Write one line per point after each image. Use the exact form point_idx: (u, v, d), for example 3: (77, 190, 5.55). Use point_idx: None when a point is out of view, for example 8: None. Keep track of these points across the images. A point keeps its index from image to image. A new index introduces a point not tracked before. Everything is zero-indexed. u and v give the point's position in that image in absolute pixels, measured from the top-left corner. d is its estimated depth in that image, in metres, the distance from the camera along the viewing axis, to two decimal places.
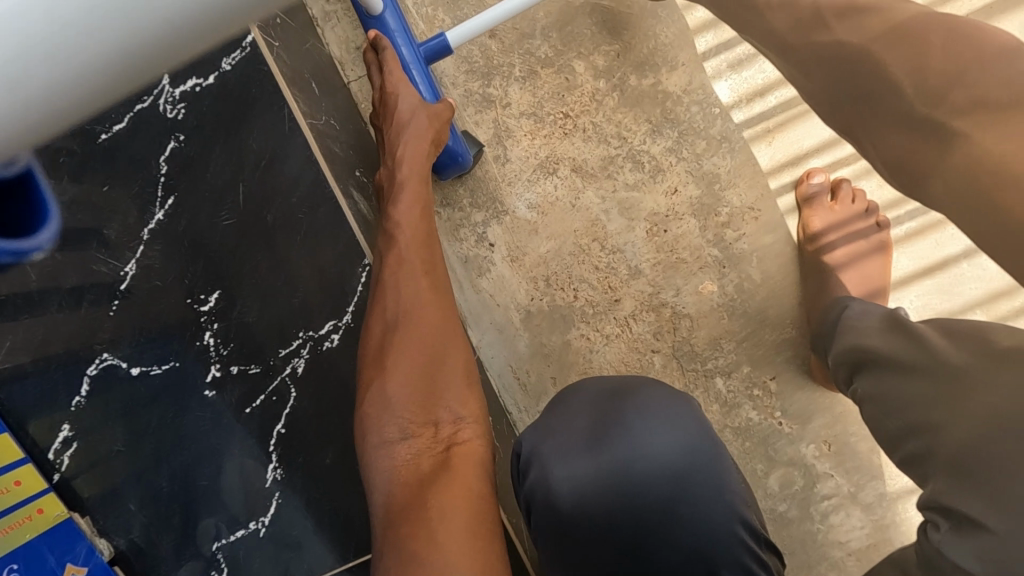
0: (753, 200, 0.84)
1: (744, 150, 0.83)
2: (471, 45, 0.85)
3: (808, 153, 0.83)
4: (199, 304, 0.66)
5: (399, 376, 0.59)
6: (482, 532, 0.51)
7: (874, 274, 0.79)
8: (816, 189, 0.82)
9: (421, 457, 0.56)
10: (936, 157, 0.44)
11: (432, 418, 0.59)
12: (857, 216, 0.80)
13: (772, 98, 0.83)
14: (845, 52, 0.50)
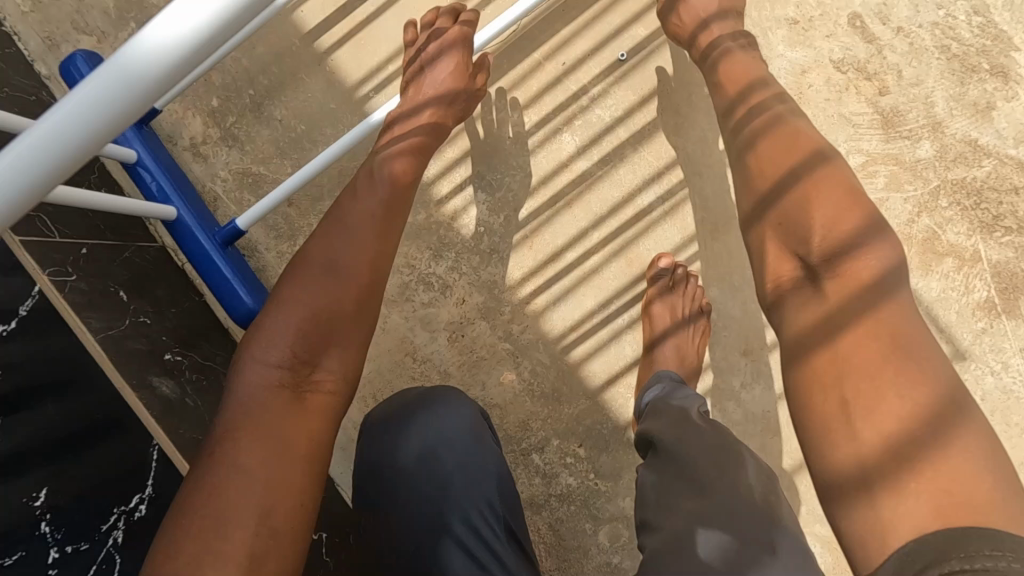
0: (528, 297, 0.97)
1: (513, 255, 0.97)
2: (275, 216, 1.02)
3: (565, 250, 0.97)
4: (34, 502, 0.64)
5: (318, 298, 0.61)
6: (303, 465, 0.54)
7: (690, 350, 0.93)
8: (661, 271, 0.94)
9: (278, 384, 0.57)
10: (807, 293, 0.64)
11: (310, 363, 0.59)
12: (689, 300, 0.94)
13: (523, 210, 0.97)
14: (780, 190, 0.68)
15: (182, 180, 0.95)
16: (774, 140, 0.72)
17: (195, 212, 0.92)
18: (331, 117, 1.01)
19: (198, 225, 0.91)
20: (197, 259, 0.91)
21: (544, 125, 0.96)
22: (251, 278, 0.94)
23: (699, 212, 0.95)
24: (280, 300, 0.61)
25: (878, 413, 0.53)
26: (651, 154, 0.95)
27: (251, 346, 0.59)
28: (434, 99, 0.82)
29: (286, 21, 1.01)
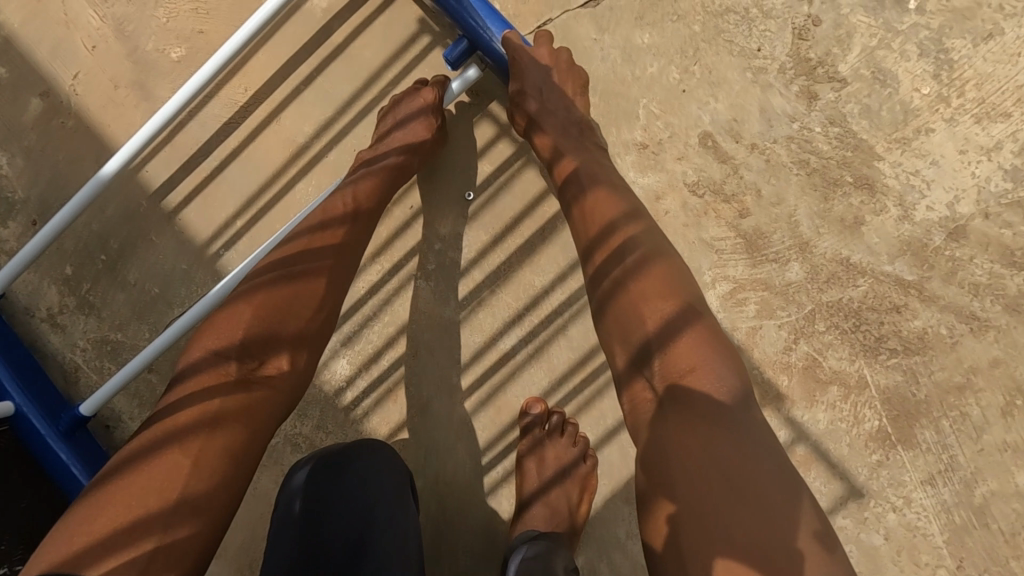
0: (398, 452, 0.92)
1: (379, 408, 0.93)
2: (140, 383, 1.00)
3: (431, 401, 0.92)
4: None
5: (248, 338, 0.60)
6: (234, 461, 0.55)
7: (562, 506, 0.86)
8: (532, 421, 0.87)
9: (229, 376, 0.59)
10: (652, 406, 0.59)
11: (265, 360, 0.61)
12: (562, 449, 0.87)
13: (384, 362, 0.93)
14: (644, 308, 0.62)
15: (24, 364, 0.95)
16: (637, 298, 0.62)
17: (35, 401, 0.92)
18: (185, 277, 0.98)
19: (39, 415, 0.91)
20: (37, 449, 0.91)
21: (396, 272, 0.92)
22: (97, 460, 0.93)
23: (565, 350, 0.90)
24: (187, 357, 0.61)
25: (706, 530, 0.51)
26: (509, 294, 0.91)
27: (162, 407, 0.58)
28: (399, 150, 0.82)
29: (135, 182, 0.99)
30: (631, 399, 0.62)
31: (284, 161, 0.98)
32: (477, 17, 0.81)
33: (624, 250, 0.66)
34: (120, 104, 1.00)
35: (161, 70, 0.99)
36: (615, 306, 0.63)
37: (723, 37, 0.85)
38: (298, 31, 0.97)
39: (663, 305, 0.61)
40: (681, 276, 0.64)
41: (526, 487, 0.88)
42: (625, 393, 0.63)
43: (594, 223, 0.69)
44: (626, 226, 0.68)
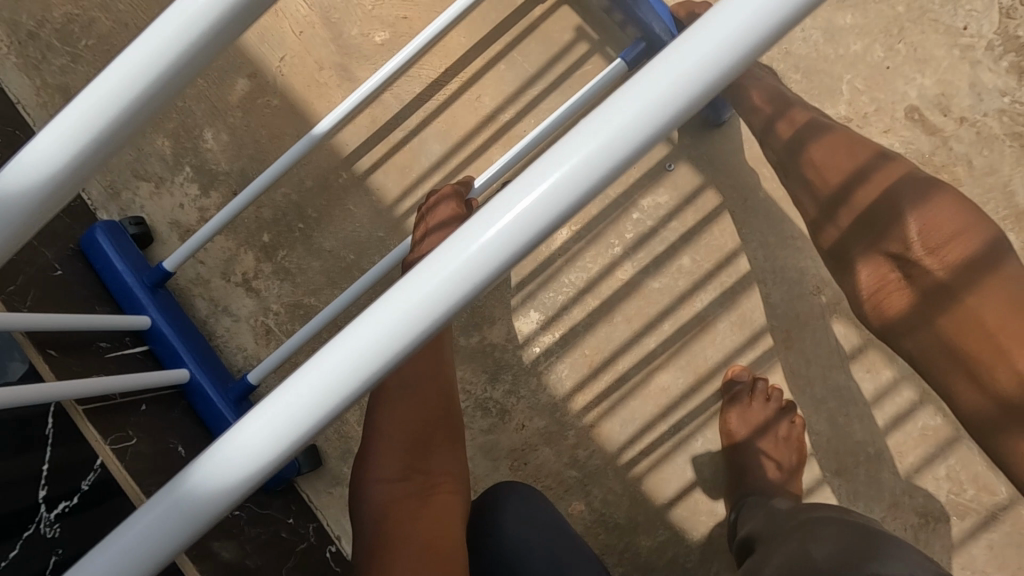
0: (594, 420, 0.92)
1: (573, 374, 0.93)
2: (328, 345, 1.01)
3: (628, 368, 0.92)
4: None
5: (411, 402, 0.70)
6: (454, 553, 0.59)
7: (778, 466, 0.86)
8: (740, 387, 0.88)
9: (400, 487, 0.65)
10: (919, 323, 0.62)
11: (423, 467, 0.67)
12: (773, 410, 0.87)
13: (580, 326, 0.93)
14: (910, 224, 0.62)
15: (195, 334, 0.98)
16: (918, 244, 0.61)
17: (211, 374, 0.93)
18: (379, 245, 1.02)
19: (211, 385, 0.92)
20: (211, 422, 0.92)
21: (593, 239, 0.93)
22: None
23: (766, 318, 0.90)
24: (374, 466, 0.67)
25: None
26: (708, 261, 0.91)
27: (366, 520, 0.64)
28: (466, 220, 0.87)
29: (330, 153, 1.04)
30: (936, 337, 0.61)
31: (472, 133, 1.02)
32: (664, 27, 0.86)
33: (889, 194, 0.65)
34: (322, 84, 1.06)
35: (364, 52, 1.05)
36: (909, 224, 0.61)
37: (928, 17, 0.88)
38: (492, 13, 1.02)
39: (949, 234, 0.60)
40: (959, 204, 0.62)
41: (735, 447, 0.88)
42: (927, 327, 0.62)
43: (835, 169, 0.70)
44: (884, 166, 0.68)
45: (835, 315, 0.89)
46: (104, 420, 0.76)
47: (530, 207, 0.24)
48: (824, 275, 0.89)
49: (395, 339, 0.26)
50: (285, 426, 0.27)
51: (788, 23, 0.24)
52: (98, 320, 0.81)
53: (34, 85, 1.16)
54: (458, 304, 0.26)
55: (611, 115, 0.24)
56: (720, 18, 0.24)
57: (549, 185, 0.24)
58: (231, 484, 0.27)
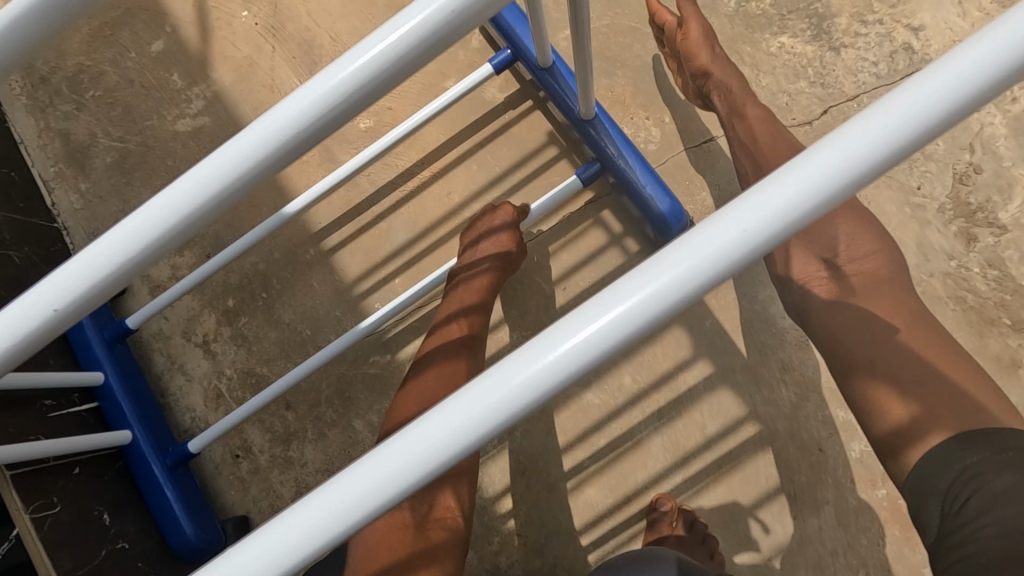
0: (520, 528, 0.92)
1: (505, 479, 0.93)
2: (273, 417, 1.02)
3: (559, 479, 0.92)
4: None
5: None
6: None
7: None
8: (662, 517, 0.87)
9: (405, 522, 0.65)
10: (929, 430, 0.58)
11: (430, 501, 0.68)
12: (697, 543, 0.84)
13: (517, 432, 0.94)
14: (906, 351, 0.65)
15: (144, 393, 1.00)
16: (869, 386, 0.60)
17: (152, 438, 0.95)
18: (336, 323, 1.04)
19: (151, 450, 0.94)
20: (146, 487, 0.93)
21: None
22: (197, 502, 0.95)
23: (702, 448, 0.90)
24: None
25: None
26: (648, 383, 0.92)
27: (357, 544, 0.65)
28: (492, 258, 0.90)
29: (301, 227, 1.07)
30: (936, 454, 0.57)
31: (437, 223, 1.04)
32: (616, 148, 0.90)
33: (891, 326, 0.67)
34: (304, 160, 1.11)
35: (348, 135, 1.10)
36: None
37: (884, 172, 0.90)
38: (470, 113, 1.06)
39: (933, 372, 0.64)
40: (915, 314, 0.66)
41: None
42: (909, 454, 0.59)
43: None
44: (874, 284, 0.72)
45: (769, 454, 0.88)
46: (32, 487, 0.78)
47: (539, 376, 0.26)
48: (761, 412, 0.89)
49: (372, 498, 0.27)
50: None
51: (708, 289, 0.26)
52: (48, 378, 0.84)
53: (38, 126, 1.21)
54: (418, 483, 0.27)
55: (538, 354, 0.26)
56: (655, 273, 0.26)
57: (474, 412, 0.26)
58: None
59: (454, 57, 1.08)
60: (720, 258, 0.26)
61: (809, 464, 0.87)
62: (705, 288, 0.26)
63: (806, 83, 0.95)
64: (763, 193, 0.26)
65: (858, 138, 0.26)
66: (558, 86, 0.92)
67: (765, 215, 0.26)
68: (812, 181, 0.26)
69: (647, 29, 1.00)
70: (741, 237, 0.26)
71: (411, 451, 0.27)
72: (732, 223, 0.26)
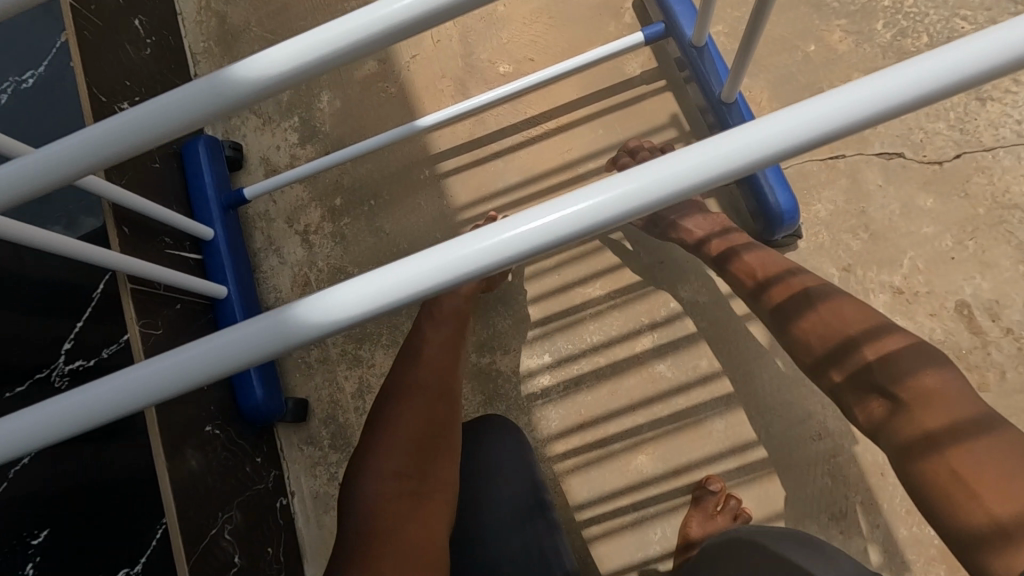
0: (564, 475, 0.94)
1: (562, 426, 0.96)
2: None
3: (612, 440, 0.94)
4: None
5: (420, 410, 0.71)
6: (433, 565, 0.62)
7: None
8: (710, 492, 0.88)
9: (392, 490, 0.66)
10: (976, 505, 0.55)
11: (419, 472, 0.67)
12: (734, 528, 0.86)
13: (583, 388, 0.97)
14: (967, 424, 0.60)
15: (244, 260, 1.05)
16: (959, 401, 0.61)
17: (243, 301, 0.99)
18: (431, 243, 1.07)
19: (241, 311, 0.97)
20: None
21: (624, 309, 0.98)
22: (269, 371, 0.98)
23: (761, 443, 0.90)
24: (370, 456, 0.69)
25: None
26: (721, 368, 0.93)
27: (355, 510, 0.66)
28: None
29: (420, 147, 1.12)
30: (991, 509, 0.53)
31: (550, 172, 1.07)
32: None
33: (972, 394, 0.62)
34: (438, 89, 1.16)
35: (486, 75, 1.15)
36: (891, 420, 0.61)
37: (1004, 227, 0.91)
38: (607, 81, 1.09)
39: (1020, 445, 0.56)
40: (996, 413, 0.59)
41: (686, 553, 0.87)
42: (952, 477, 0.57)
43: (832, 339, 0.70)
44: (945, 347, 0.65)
45: (827, 466, 0.88)
46: (144, 305, 0.83)
47: (594, 209, 0.29)
48: (828, 425, 0.89)
49: (409, 289, 0.30)
50: (256, 350, 0.31)
51: (747, 171, 0.29)
52: (174, 215, 0.89)
53: (200, 4, 1.29)
54: (451, 286, 0.30)
55: (585, 197, 0.29)
56: (727, 140, 0.28)
57: (510, 237, 0.29)
58: (161, 392, 0.31)
59: (604, 27, 1.12)
60: (794, 136, 0.28)
61: (866, 486, 0.87)
62: (749, 167, 0.29)
63: (945, 125, 0.96)
64: (857, 86, 0.28)
65: (936, 64, 0.28)
66: (705, 68, 0.94)
67: (842, 108, 0.28)
68: (890, 86, 0.28)
69: (798, 41, 1.03)
70: (795, 130, 0.28)
71: (459, 252, 0.30)
72: (809, 108, 0.28)
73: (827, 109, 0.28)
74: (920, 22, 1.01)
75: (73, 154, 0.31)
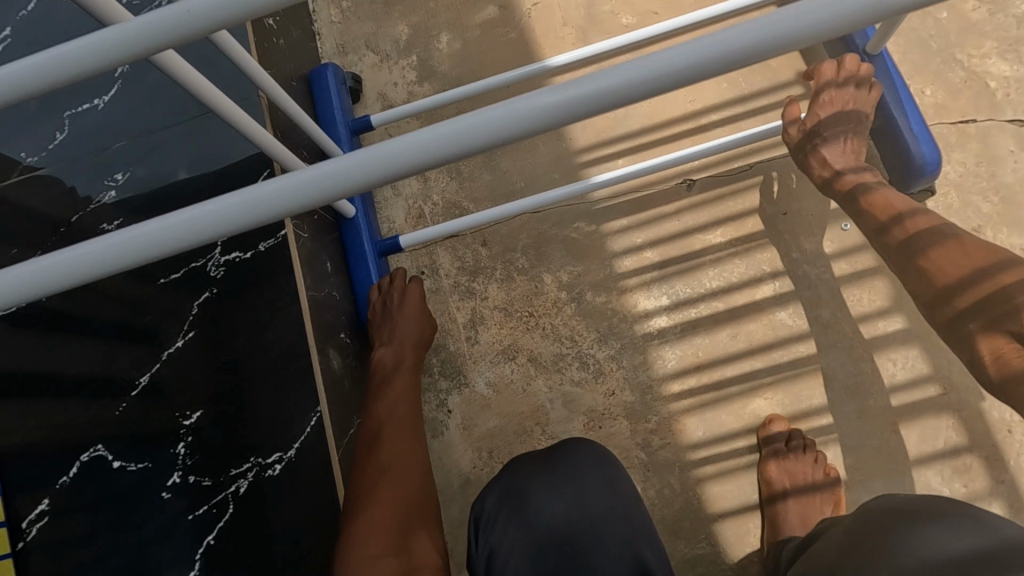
0: (680, 414, 0.94)
1: (678, 366, 0.96)
2: (466, 248, 1.07)
3: (730, 383, 0.94)
4: (183, 418, 0.86)
5: (397, 448, 0.79)
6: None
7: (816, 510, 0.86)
8: (775, 434, 0.90)
9: (378, 536, 0.68)
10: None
11: (405, 539, 0.69)
12: (811, 469, 0.87)
13: (701, 331, 0.97)
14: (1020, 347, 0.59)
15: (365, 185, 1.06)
16: None
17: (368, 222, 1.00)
18: (549, 183, 1.09)
19: (366, 229, 0.98)
20: (352, 261, 0.98)
21: (746, 257, 0.99)
22: None
23: (885, 394, 0.90)
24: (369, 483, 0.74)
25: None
26: (844, 319, 0.94)
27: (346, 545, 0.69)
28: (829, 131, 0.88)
29: None
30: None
31: (671, 121, 1.08)
32: (893, 88, 0.90)
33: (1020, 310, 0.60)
34: (559, 37, 1.17)
35: (608, 26, 1.16)
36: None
37: None
38: (732, 37, 1.10)
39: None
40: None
41: (768, 495, 0.88)
42: None
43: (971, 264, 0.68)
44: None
45: (952, 420, 0.88)
46: None
47: (670, 65, 0.32)
48: (954, 381, 0.89)
49: (500, 130, 0.33)
50: (352, 178, 0.33)
51: (775, 51, 0.32)
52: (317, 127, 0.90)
53: None
54: (534, 131, 0.33)
55: (628, 68, 0.32)
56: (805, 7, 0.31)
57: (563, 100, 0.33)
58: (249, 220, 0.34)
59: None
60: (859, 8, 0.31)
61: (993, 442, 0.86)
62: (782, 48, 0.32)
63: None
64: None
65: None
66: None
67: None
68: None
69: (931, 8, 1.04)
70: (823, 15, 0.32)
71: (545, 100, 0.33)
72: None
73: None
74: None
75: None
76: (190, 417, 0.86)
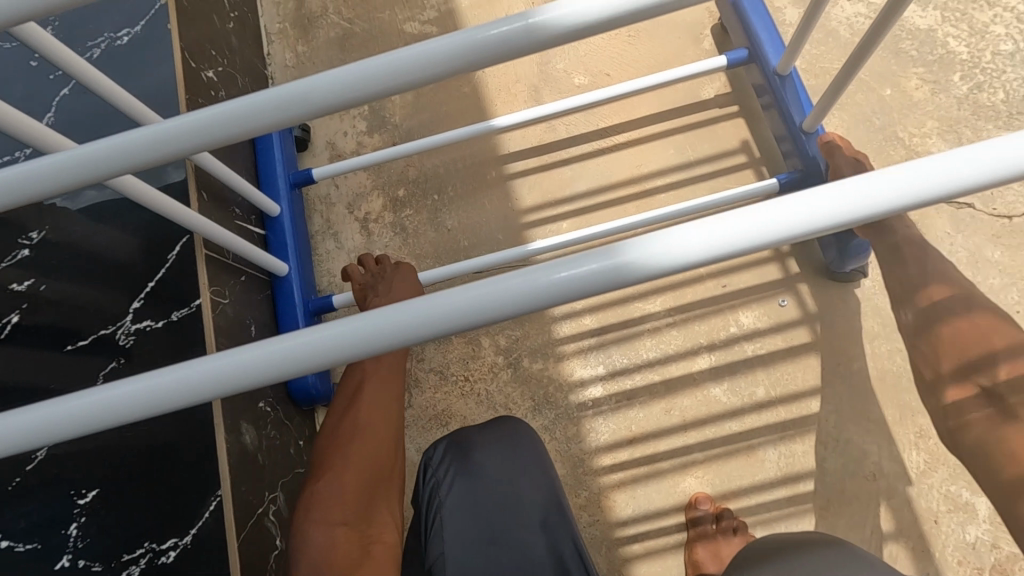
0: (610, 490, 0.92)
1: (611, 439, 0.94)
2: None
3: (661, 459, 0.93)
4: (77, 496, 0.71)
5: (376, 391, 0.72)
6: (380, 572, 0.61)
7: None
8: (701, 516, 0.88)
9: (340, 496, 0.65)
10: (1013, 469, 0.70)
11: (371, 509, 0.66)
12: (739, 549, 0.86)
13: (636, 404, 0.95)
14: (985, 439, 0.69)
15: (305, 239, 1.04)
16: None
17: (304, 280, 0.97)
18: (493, 243, 1.07)
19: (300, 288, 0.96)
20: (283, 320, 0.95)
21: (684, 328, 0.98)
22: None
23: (815, 476, 0.89)
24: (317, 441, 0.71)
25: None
26: (778, 397, 0.93)
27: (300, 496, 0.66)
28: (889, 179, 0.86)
29: (491, 147, 1.12)
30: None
31: (617, 183, 1.07)
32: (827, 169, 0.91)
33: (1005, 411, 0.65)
34: (512, 93, 1.17)
35: (560, 85, 1.15)
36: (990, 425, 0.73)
37: None
38: (681, 102, 1.10)
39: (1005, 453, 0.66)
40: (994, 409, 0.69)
41: None
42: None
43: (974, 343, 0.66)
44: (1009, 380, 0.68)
45: (882, 507, 0.87)
46: (215, 272, 0.82)
47: (605, 272, 0.31)
48: (884, 466, 0.88)
49: (426, 329, 0.32)
50: (271, 369, 0.32)
51: (723, 255, 0.32)
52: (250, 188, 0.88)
53: None
54: (465, 329, 0.32)
55: (627, 252, 0.31)
56: (739, 220, 0.31)
57: (489, 304, 0.32)
58: (153, 408, 0.32)
59: (683, 50, 1.14)
60: (796, 224, 0.31)
61: (920, 531, 0.85)
62: (790, 238, 0.31)
63: None
64: (858, 182, 0.31)
65: (974, 159, 0.31)
66: (787, 97, 0.95)
67: (847, 204, 0.31)
68: (883, 188, 0.31)
69: (876, 85, 1.05)
70: (759, 229, 0.31)
71: (476, 295, 0.32)
72: (813, 201, 0.31)
73: (833, 204, 0.31)
74: (998, 79, 1.03)
75: (145, 151, 0.36)
76: (85, 496, 0.72)
